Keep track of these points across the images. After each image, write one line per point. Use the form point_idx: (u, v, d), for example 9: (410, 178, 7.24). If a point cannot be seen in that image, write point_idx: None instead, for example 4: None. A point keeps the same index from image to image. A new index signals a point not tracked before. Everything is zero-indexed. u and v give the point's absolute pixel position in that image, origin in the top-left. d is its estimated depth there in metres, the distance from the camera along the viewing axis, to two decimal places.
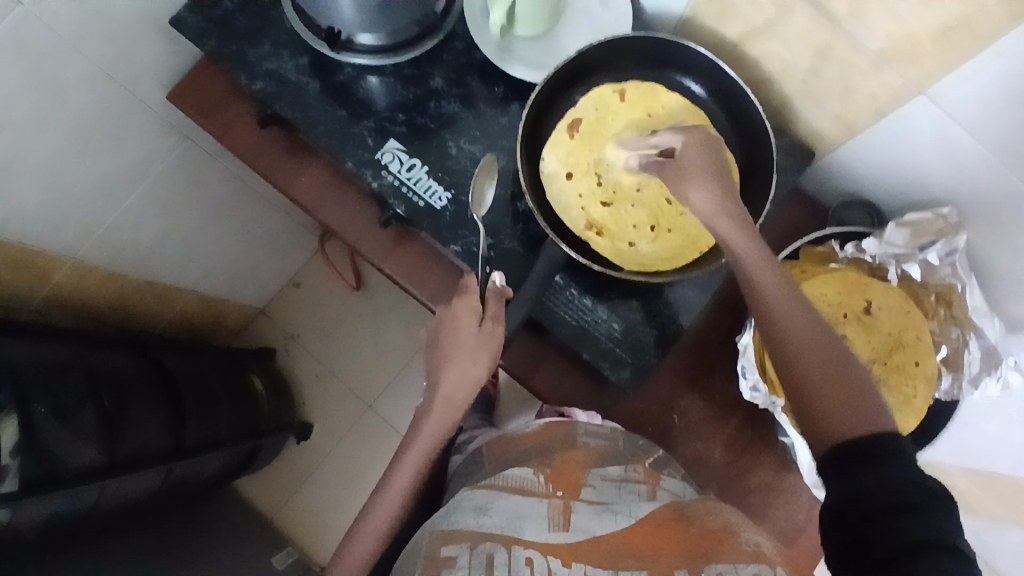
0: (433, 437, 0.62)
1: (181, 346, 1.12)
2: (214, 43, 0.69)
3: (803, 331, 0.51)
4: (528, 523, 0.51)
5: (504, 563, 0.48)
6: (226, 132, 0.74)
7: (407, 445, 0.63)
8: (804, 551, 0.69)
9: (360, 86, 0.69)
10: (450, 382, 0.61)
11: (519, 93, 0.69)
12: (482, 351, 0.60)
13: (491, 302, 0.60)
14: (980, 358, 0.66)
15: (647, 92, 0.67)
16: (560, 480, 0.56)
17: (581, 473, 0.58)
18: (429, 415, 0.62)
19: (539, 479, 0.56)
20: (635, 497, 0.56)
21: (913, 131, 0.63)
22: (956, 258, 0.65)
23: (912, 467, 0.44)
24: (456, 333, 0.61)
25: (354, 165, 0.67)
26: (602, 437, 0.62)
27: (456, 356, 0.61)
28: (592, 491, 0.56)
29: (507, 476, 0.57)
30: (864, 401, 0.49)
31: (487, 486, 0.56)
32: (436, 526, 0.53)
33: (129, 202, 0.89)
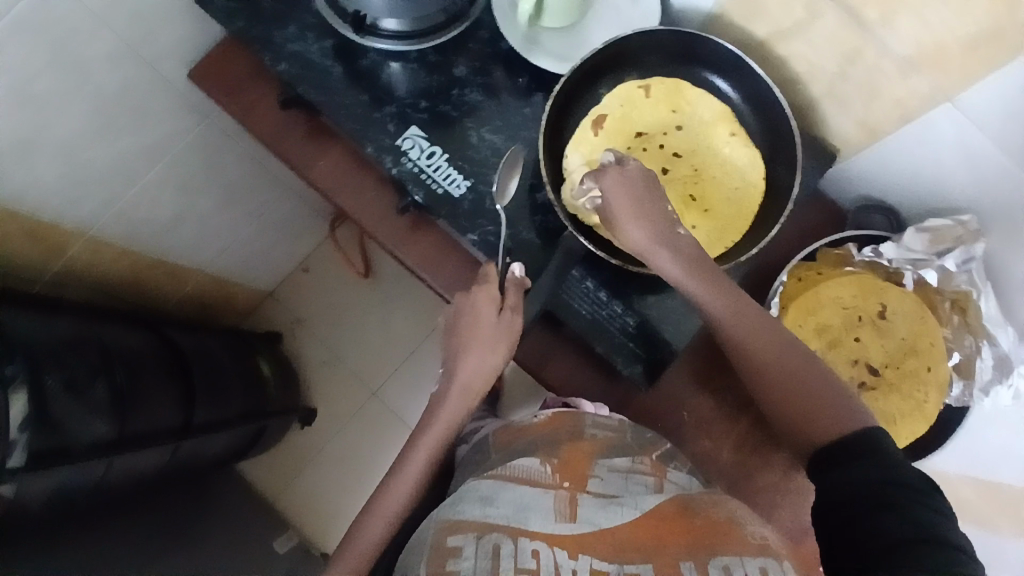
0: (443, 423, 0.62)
1: (193, 326, 1.12)
2: (238, 24, 0.69)
3: (765, 347, 0.58)
4: (533, 514, 0.51)
5: (510, 554, 0.47)
6: (247, 113, 0.74)
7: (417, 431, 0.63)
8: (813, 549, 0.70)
9: (383, 72, 0.69)
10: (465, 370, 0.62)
11: (542, 84, 0.69)
12: (501, 338, 0.61)
13: (511, 293, 0.62)
14: (992, 365, 0.66)
15: (671, 89, 0.65)
16: (567, 471, 0.56)
17: (587, 465, 0.57)
18: (444, 402, 0.62)
19: (545, 470, 0.56)
20: (642, 488, 0.55)
21: (936, 137, 0.62)
22: (972, 265, 0.65)
23: (886, 461, 0.49)
24: (476, 321, 0.61)
25: (374, 150, 0.67)
26: (610, 429, 0.63)
27: (471, 343, 0.61)
28: (598, 483, 0.55)
29: (513, 467, 0.56)
30: (838, 406, 0.54)
31: (492, 477, 0.55)
32: (443, 516, 0.53)
33: (145, 181, 0.89)
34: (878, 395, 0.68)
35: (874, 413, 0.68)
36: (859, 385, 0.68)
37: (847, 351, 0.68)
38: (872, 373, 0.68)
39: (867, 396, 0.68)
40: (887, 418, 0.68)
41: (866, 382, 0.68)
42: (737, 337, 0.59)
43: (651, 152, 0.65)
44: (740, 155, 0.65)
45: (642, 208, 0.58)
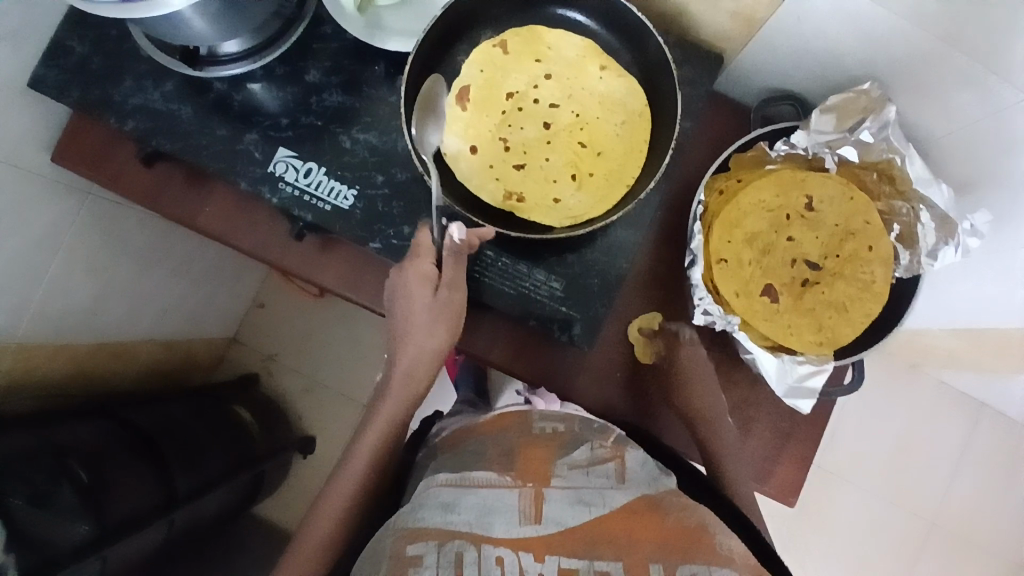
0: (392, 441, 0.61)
1: (152, 396, 1.10)
2: (74, 95, 0.65)
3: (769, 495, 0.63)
4: (498, 518, 0.50)
5: (473, 561, 0.47)
6: (115, 181, 0.70)
7: (366, 455, 0.60)
8: (805, 441, 0.72)
9: (235, 99, 0.64)
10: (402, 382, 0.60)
11: (401, 66, 0.65)
12: (439, 321, 0.58)
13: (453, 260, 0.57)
14: (934, 227, 0.64)
15: (529, 37, 0.61)
16: (528, 472, 0.55)
17: (548, 466, 0.56)
18: (390, 419, 0.61)
19: (504, 477, 0.55)
20: (606, 481, 0.55)
21: (813, 10, 0.56)
22: (889, 131, 0.63)
23: None
24: (409, 306, 0.57)
25: (249, 184, 0.63)
26: (559, 421, 0.63)
27: (403, 347, 0.59)
28: (562, 480, 0.54)
29: (475, 476, 0.55)
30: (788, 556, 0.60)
31: (452, 485, 0.54)
32: (400, 523, 0.51)
33: (49, 276, 0.85)
34: (823, 288, 0.66)
35: (823, 305, 0.66)
36: (802, 284, 0.66)
37: (783, 253, 0.66)
38: (813, 268, 0.66)
39: (813, 291, 0.66)
40: (837, 307, 0.66)
41: (809, 278, 0.66)
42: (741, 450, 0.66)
43: (528, 111, 0.61)
44: (617, 87, 0.61)
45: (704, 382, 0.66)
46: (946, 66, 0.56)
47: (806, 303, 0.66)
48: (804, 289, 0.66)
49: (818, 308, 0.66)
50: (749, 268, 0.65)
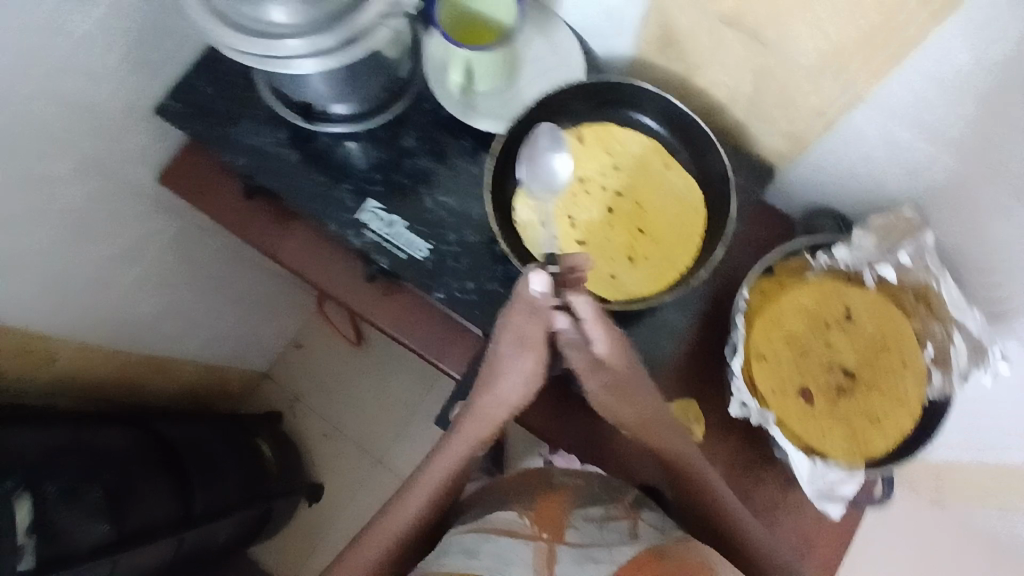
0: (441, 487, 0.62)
1: (186, 415, 1.14)
2: (198, 128, 0.74)
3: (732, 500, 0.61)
4: (513, 567, 0.54)
5: None
6: (215, 209, 0.78)
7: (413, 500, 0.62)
8: (829, 547, 0.71)
9: (336, 152, 0.72)
10: (475, 418, 0.61)
11: (486, 144, 0.72)
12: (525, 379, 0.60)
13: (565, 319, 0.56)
14: (966, 350, 0.67)
15: (602, 132, 0.68)
16: (544, 521, 0.58)
17: (561, 514, 0.59)
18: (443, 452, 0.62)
19: (521, 522, 0.58)
20: (618, 537, 0.56)
21: (862, 136, 0.62)
22: (926, 256, 0.66)
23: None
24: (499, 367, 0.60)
25: (337, 226, 0.71)
26: (578, 477, 0.66)
27: (492, 383, 0.60)
28: (575, 533, 0.57)
29: (494, 520, 0.58)
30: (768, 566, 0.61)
31: (474, 530, 0.58)
32: (427, 568, 0.56)
33: (124, 287, 0.91)
34: (857, 396, 0.69)
35: (856, 413, 0.68)
36: (837, 390, 0.69)
37: (821, 357, 0.69)
38: (848, 375, 0.69)
39: (848, 398, 0.69)
40: (871, 417, 0.68)
41: (844, 385, 0.69)
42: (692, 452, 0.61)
43: (593, 194, 0.67)
44: (678, 184, 0.67)
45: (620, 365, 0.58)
46: (975, 202, 0.61)
47: (840, 409, 0.69)
48: (839, 395, 0.69)
49: (851, 415, 0.68)
50: (786, 367, 0.69)
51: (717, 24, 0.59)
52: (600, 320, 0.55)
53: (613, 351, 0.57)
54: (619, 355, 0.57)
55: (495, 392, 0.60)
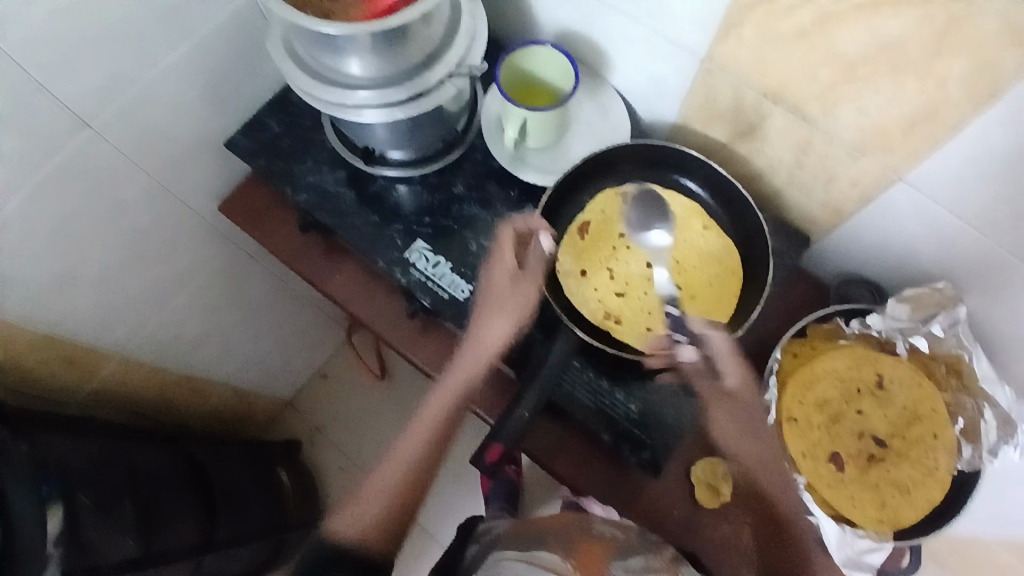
0: (443, 421, 0.64)
1: (213, 438, 1.16)
2: (262, 163, 0.79)
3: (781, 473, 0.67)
4: None
5: None
6: (271, 240, 0.82)
7: (415, 432, 0.65)
8: None
9: (390, 194, 0.77)
10: (474, 335, 0.65)
11: (532, 195, 0.76)
12: (513, 305, 0.65)
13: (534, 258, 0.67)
14: (996, 425, 0.68)
15: (645, 191, 0.71)
16: (588, 567, 0.58)
17: (603, 563, 0.59)
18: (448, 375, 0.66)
19: (566, 563, 0.58)
20: None
21: (898, 212, 0.64)
22: (959, 328, 0.67)
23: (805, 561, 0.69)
24: (492, 288, 0.66)
25: (385, 264, 0.74)
26: (616, 527, 0.66)
27: (486, 306, 0.65)
28: None
29: (537, 557, 0.59)
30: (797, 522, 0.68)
31: (521, 561, 0.59)
32: None
33: (172, 308, 0.95)
34: (888, 466, 0.69)
35: (887, 483, 0.68)
36: (869, 458, 0.69)
37: (853, 424, 0.69)
38: (879, 444, 0.69)
39: (879, 468, 0.69)
40: (901, 488, 0.68)
41: (875, 454, 0.69)
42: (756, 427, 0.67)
43: (634, 249, 0.70)
44: (716, 246, 0.70)
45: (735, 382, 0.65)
46: (1007, 282, 0.62)
47: (871, 479, 0.68)
48: (871, 464, 0.69)
49: (882, 485, 0.68)
50: (818, 433, 0.69)
51: (761, 98, 0.63)
52: (731, 357, 0.65)
53: (743, 385, 0.65)
54: (746, 390, 0.65)
55: (488, 314, 0.65)
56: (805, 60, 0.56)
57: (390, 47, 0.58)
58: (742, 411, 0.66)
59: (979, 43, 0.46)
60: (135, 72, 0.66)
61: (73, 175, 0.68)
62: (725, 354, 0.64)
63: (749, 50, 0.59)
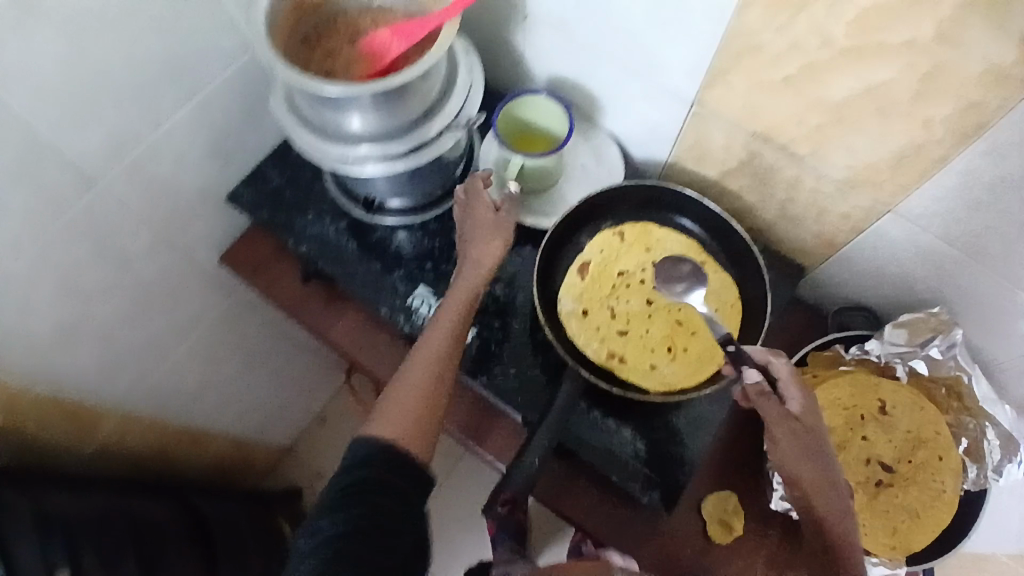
0: (458, 326, 0.64)
1: (214, 490, 1.13)
2: (263, 215, 0.80)
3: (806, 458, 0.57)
4: None
5: None
6: (272, 289, 0.82)
7: (443, 330, 0.64)
8: None
9: (391, 241, 0.78)
10: (472, 254, 0.67)
11: (530, 238, 0.77)
12: (497, 229, 0.67)
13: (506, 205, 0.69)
14: (1000, 445, 0.68)
15: (642, 230, 0.73)
16: None
17: None
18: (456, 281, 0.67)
19: None
20: None
21: (890, 243, 0.66)
22: (957, 350, 0.68)
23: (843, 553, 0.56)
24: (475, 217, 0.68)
25: (388, 311, 0.75)
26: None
27: (473, 233, 0.67)
28: None
29: None
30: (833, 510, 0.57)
31: None
32: None
33: (173, 359, 0.94)
34: (896, 492, 0.68)
35: (896, 509, 0.68)
36: (876, 485, 0.68)
37: (857, 451, 0.69)
38: (886, 470, 0.68)
39: (887, 494, 0.68)
40: (911, 513, 0.68)
41: (882, 480, 0.68)
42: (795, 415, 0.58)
43: (633, 287, 0.71)
44: (713, 280, 0.70)
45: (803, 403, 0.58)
46: (999, 307, 0.64)
47: (880, 505, 0.68)
48: (878, 491, 0.68)
49: (891, 511, 0.68)
50: None
51: (751, 138, 0.65)
52: (796, 381, 0.58)
53: (809, 412, 0.57)
54: (813, 417, 0.58)
55: (477, 235, 0.67)
56: (793, 102, 0.59)
57: (390, 102, 0.60)
58: (812, 437, 0.57)
59: (961, 85, 0.49)
60: (143, 131, 0.68)
61: (80, 232, 0.68)
62: (789, 378, 0.57)
63: (739, 94, 0.62)
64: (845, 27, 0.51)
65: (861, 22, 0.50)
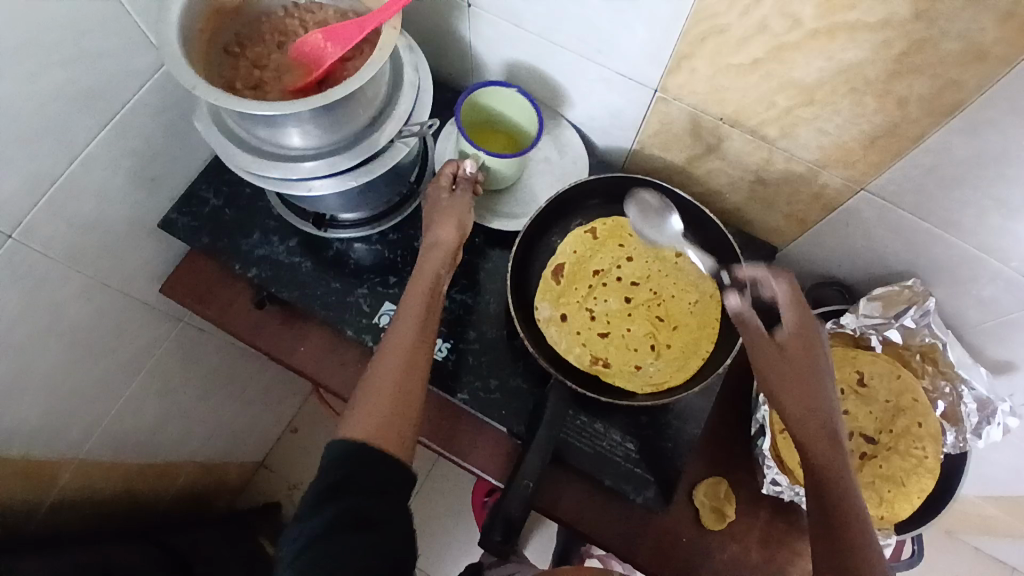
0: (425, 310, 0.61)
1: (188, 521, 1.08)
2: (205, 240, 0.74)
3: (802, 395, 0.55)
4: None
5: None
6: (223, 316, 0.76)
7: (411, 319, 0.60)
8: None
9: (349, 256, 0.74)
10: (438, 232, 0.63)
11: (498, 240, 0.73)
12: (461, 209, 0.64)
13: (463, 187, 0.65)
14: (976, 408, 0.70)
15: (614, 226, 0.72)
16: None
17: None
18: (424, 261, 0.63)
19: None
20: None
21: (861, 219, 0.65)
22: (930, 318, 0.68)
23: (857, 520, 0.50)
24: (437, 202, 0.64)
25: (354, 331, 0.71)
26: None
27: (435, 216, 0.64)
28: None
29: None
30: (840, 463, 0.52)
31: None
32: None
33: (127, 396, 0.88)
34: (881, 462, 0.70)
35: (881, 479, 0.69)
36: (860, 457, 0.70)
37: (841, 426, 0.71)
38: (870, 441, 0.71)
39: (872, 465, 0.70)
40: (895, 482, 0.69)
41: (866, 452, 0.70)
42: (789, 343, 0.57)
43: (611, 286, 0.71)
44: (691, 272, 0.71)
45: (795, 327, 0.57)
46: (968, 275, 0.64)
47: (865, 476, 0.69)
48: (862, 463, 0.70)
49: (877, 481, 0.69)
50: None
51: (718, 123, 0.64)
52: (792, 305, 0.58)
53: (795, 338, 0.57)
54: (802, 345, 0.57)
55: (438, 217, 0.64)
56: (761, 85, 0.57)
57: (332, 116, 0.54)
58: (796, 359, 0.56)
59: (936, 65, 0.48)
60: (62, 163, 0.61)
61: (3, 285, 0.61)
62: (783, 299, 0.59)
63: (704, 78, 0.60)
64: (815, 8, 0.49)
65: (832, 3, 0.48)
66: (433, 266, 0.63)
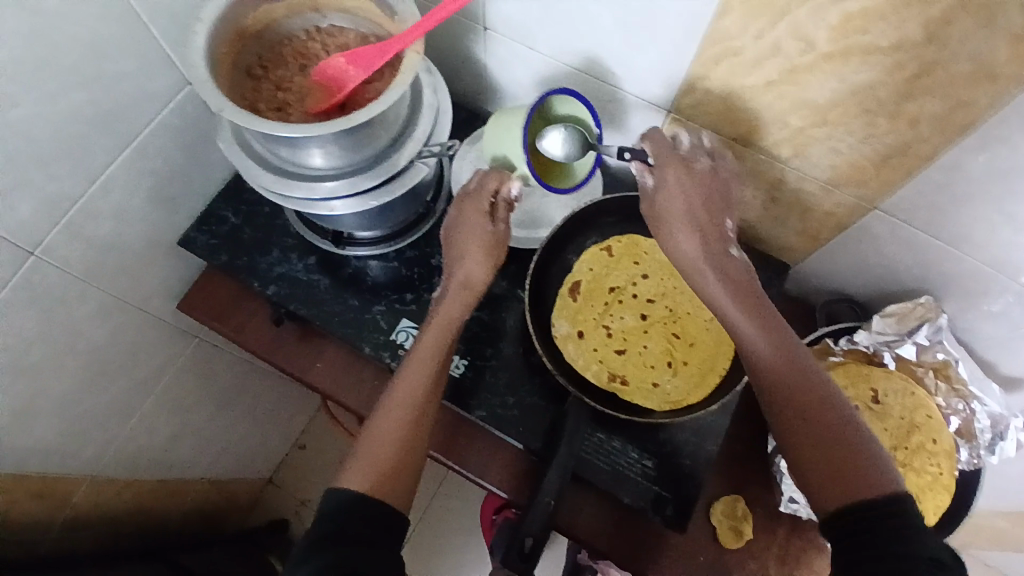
0: (439, 355, 0.62)
1: (197, 540, 1.07)
2: (224, 258, 0.75)
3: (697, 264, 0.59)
4: None
5: None
6: (240, 334, 0.77)
7: (423, 364, 0.61)
8: None
9: (366, 274, 0.74)
10: (465, 268, 0.63)
11: (513, 257, 0.73)
12: (494, 246, 0.64)
13: (502, 211, 0.64)
14: (990, 424, 0.71)
15: (629, 244, 0.73)
16: None
17: None
18: (445, 297, 0.64)
19: None
20: None
21: (873, 236, 0.66)
22: (943, 334, 0.69)
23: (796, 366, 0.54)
24: (465, 231, 0.64)
25: (372, 349, 0.71)
26: None
27: (460, 254, 0.64)
28: None
29: None
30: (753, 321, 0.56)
31: None
32: None
33: (141, 414, 0.88)
34: None
35: None
36: None
37: None
38: None
39: None
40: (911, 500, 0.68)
41: None
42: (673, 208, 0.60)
43: (627, 303, 0.72)
44: None
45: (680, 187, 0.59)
46: (979, 291, 0.65)
47: None
48: None
49: None
50: None
51: (731, 142, 0.65)
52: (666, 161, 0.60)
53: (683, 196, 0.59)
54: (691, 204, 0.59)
55: (466, 255, 0.64)
56: (773, 106, 0.58)
57: (355, 137, 0.55)
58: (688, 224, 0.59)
59: (947, 88, 0.49)
60: (86, 184, 0.62)
61: (25, 305, 0.62)
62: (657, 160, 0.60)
63: (717, 98, 0.61)
64: (827, 32, 0.50)
65: (844, 27, 0.49)
66: (453, 306, 0.63)
